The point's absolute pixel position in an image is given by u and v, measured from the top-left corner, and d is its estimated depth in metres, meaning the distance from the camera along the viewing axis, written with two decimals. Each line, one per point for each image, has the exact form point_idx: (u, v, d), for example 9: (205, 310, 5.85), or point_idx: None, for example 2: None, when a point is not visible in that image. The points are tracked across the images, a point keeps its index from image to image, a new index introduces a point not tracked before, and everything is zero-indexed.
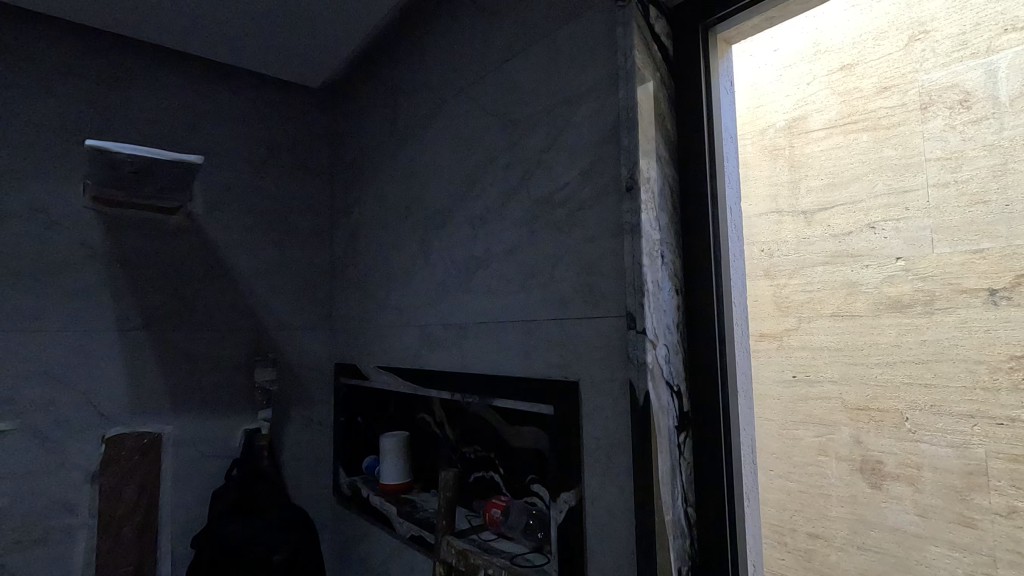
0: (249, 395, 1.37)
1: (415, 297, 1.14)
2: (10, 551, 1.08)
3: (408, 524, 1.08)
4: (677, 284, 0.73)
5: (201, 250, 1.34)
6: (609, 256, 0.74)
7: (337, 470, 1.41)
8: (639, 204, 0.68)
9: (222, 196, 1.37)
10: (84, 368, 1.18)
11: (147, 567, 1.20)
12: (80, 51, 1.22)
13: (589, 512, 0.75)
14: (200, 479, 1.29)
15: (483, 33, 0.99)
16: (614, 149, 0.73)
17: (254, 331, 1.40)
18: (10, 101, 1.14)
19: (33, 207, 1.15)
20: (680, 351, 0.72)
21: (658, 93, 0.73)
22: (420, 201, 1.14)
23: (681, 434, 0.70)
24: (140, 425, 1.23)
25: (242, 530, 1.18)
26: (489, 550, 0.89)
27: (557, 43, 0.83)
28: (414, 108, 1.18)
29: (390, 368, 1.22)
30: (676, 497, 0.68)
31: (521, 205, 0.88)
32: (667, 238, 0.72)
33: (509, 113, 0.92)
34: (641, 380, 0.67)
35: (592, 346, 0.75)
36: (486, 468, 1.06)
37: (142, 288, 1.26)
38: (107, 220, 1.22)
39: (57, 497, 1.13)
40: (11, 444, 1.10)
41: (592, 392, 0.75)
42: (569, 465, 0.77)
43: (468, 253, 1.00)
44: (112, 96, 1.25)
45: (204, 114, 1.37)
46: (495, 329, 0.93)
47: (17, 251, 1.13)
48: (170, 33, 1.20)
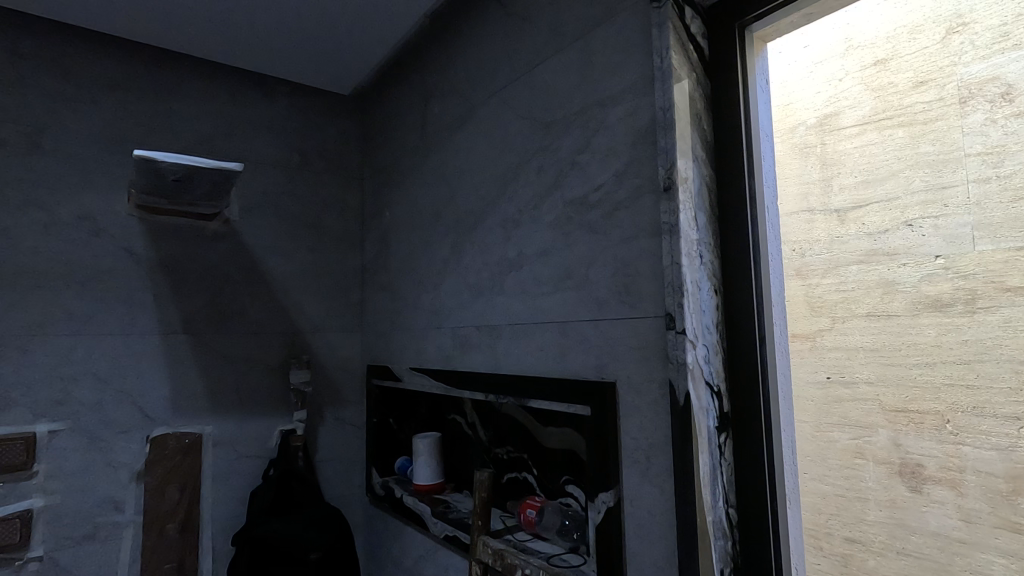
0: (284, 396, 1.41)
1: (448, 298, 1.16)
2: (62, 547, 1.12)
3: (443, 524, 1.09)
4: (715, 284, 0.73)
5: (238, 254, 1.38)
6: (646, 256, 0.74)
7: (370, 470, 1.43)
8: (677, 204, 0.68)
9: (257, 202, 1.41)
10: (130, 370, 1.22)
11: (189, 563, 1.24)
12: (125, 65, 1.27)
13: (628, 512, 0.75)
14: (238, 478, 1.32)
15: (514, 38, 1.00)
16: (651, 149, 0.74)
17: (288, 333, 1.43)
18: (61, 114, 1.19)
19: (83, 215, 1.19)
20: (719, 351, 0.72)
21: (694, 93, 0.73)
22: (452, 204, 1.16)
23: (721, 434, 0.70)
24: (182, 425, 1.27)
25: (281, 529, 1.20)
26: (526, 550, 0.89)
27: (590, 45, 0.84)
28: (445, 113, 1.20)
29: (422, 369, 1.23)
30: (717, 498, 0.68)
31: (555, 207, 0.89)
32: (706, 238, 0.72)
33: (542, 116, 0.93)
34: (681, 380, 0.67)
35: (630, 346, 0.75)
36: (519, 468, 1.07)
37: (183, 292, 1.30)
38: (151, 227, 1.27)
39: (104, 495, 1.17)
40: (63, 443, 1.14)
41: (629, 392, 0.75)
42: (607, 464, 0.77)
43: (501, 254, 1.01)
44: (155, 107, 1.30)
45: (240, 122, 1.41)
46: (530, 331, 0.93)
47: (67, 257, 1.17)
48: (210, 45, 1.24)
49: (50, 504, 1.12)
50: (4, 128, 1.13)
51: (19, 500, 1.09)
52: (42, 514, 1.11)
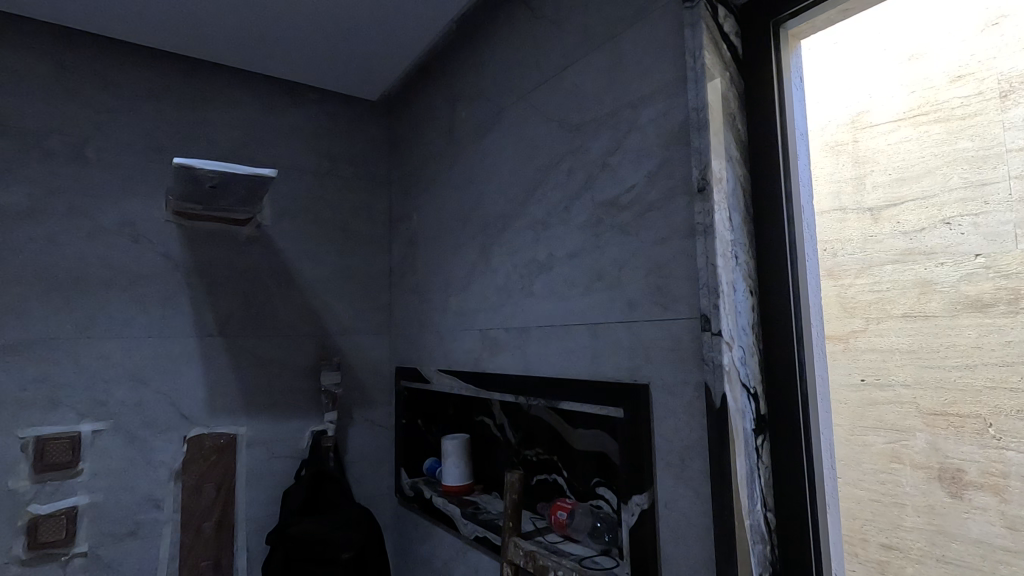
0: (316, 398, 1.43)
1: (476, 301, 1.17)
2: (105, 543, 1.16)
3: (472, 525, 1.10)
4: (751, 285, 0.72)
5: (270, 258, 1.41)
6: (680, 257, 0.73)
7: (399, 471, 1.44)
8: (711, 205, 0.68)
9: (288, 207, 1.44)
10: (168, 371, 1.26)
11: (224, 561, 1.26)
12: (161, 75, 1.31)
13: (663, 514, 0.74)
14: (271, 478, 1.35)
15: (543, 41, 1.00)
16: (684, 149, 0.73)
17: (319, 336, 1.46)
18: (101, 124, 1.23)
19: (123, 222, 1.23)
20: (756, 353, 0.71)
21: (727, 92, 0.73)
22: (480, 207, 1.17)
23: (758, 436, 0.69)
24: (217, 425, 1.30)
25: (313, 528, 1.21)
26: (557, 552, 0.89)
27: (621, 46, 0.84)
28: (473, 117, 1.21)
29: (451, 371, 1.24)
30: (755, 502, 0.67)
31: (586, 209, 0.89)
32: (741, 238, 0.71)
33: (572, 118, 0.93)
34: (717, 382, 0.66)
35: (663, 348, 0.75)
36: (549, 470, 1.07)
37: (218, 296, 1.33)
38: (188, 232, 1.30)
39: (144, 493, 1.20)
40: (106, 442, 1.18)
41: (663, 393, 0.75)
42: (641, 467, 0.76)
43: (531, 257, 1.01)
44: (191, 116, 1.34)
45: (272, 129, 1.44)
46: (560, 333, 0.93)
47: (108, 262, 1.21)
48: (243, 54, 1.26)
49: (93, 501, 1.15)
50: (50, 138, 1.18)
51: (65, 497, 1.13)
52: (87, 510, 1.15)
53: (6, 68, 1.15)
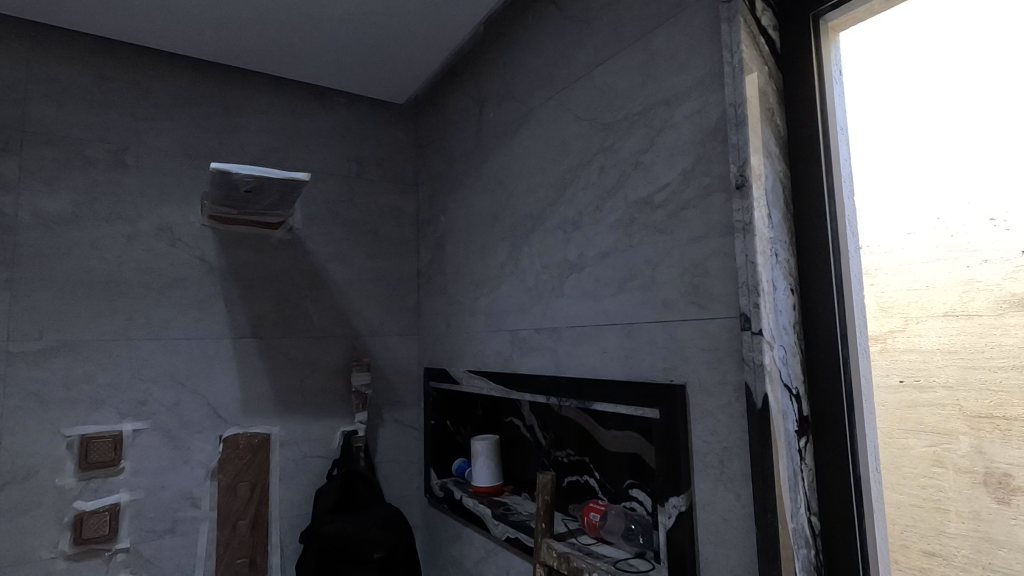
0: (347, 398, 1.45)
1: (506, 302, 1.17)
2: (146, 540, 1.19)
3: (504, 526, 1.09)
4: (792, 283, 0.70)
5: (302, 261, 1.43)
6: (717, 255, 0.72)
7: (428, 470, 1.45)
8: (751, 202, 0.67)
9: (319, 210, 1.46)
10: (204, 373, 1.28)
11: (259, 559, 1.29)
12: (196, 84, 1.34)
13: (701, 516, 0.73)
14: (304, 477, 1.37)
15: (573, 41, 1.00)
16: (721, 146, 0.72)
17: (349, 337, 1.47)
18: (141, 133, 1.26)
19: (162, 226, 1.27)
20: (798, 353, 0.69)
21: (766, 87, 0.71)
22: (508, 208, 1.17)
23: (801, 438, 0.68)
24: (252, 426, 1.32)
25: (346, 527, 1.22)
26: (591, 554, 0.88)
27: (653, 44, 0.83)
28: (502, 118, 1.21)
29: (480, 372, 1.24)
30: (798, 506, 0.65)
31: (618, 208, 0.89)
32: (781, 236, 0.70)
33: (604, 117, 0.92)
34: (758, 382, 0.65)
35: (700, 348, 0.74)
36: (581, 472, 1.06)
37: (251, 298, 1.35)
38: (222, 236, 1.33)
39: (182, 491, 1.23)
40: (146, 441, 1.21)
41: (701, 393, 0.74)
42: (678, 468, 0.75)
43: (562, 258, 1.01)
44: (224, 123, 1.37)
45: (303, 134, 1.47)
46: (593, 334, 0.93)
47: (147, 266, 1.24)
48: (274, 61, 1.29)
49: (134, 499, 1.18)
50: (93, 146, 1.21)
51: (108, 494, 1.16)
52: (129, 508, 1.18)
53: (53, 80, 1.19)
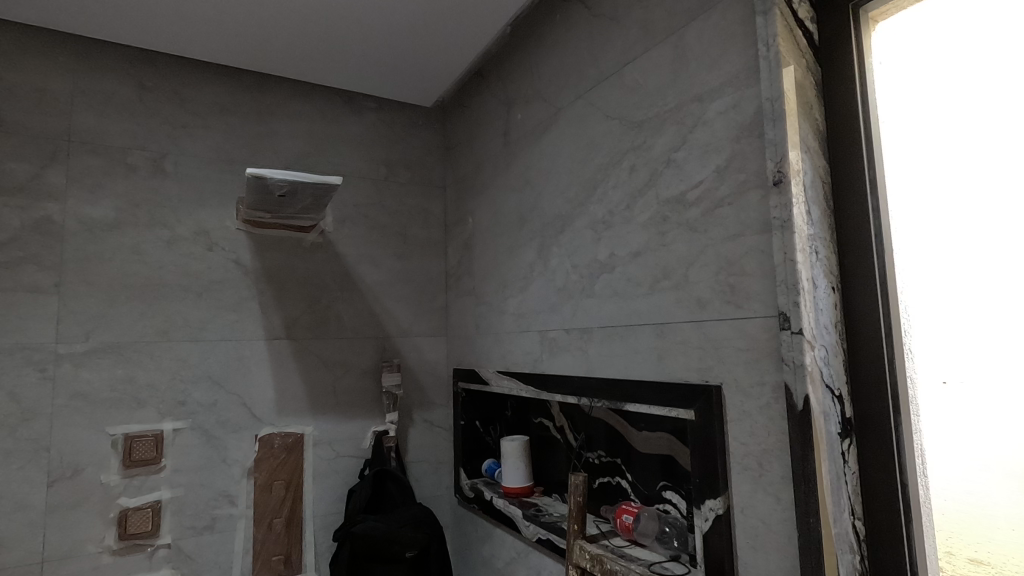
0: (377, 398, 1.46)
1: (535, 303, 1.17)
2: (187, 536, 1.22)
3: (535, 527, 1.09)
4: (833, 281, 0.69)
5: (333, 264, 1.45)
6: (753, 253, 0.71)
7: (458, 471, 1.46)
8: (789, 198, 0.65)
9: (349, 212, 1.48)
10: (240, 373, 1.31)
11: (294, 556, 1.31)
12: (231, 92, 1.37)
13: (739, 520, 0.72)
14: (337, 476, 1.39)
15: (601, 40, 1.00)
16: (757, 142, 0.71)
17: (379, 338, 1.49)
18: (179, 141, 1.30)
19: (199, 231, 1.30)
20: (840, 353, 0.68)
21: (804, 79, 0.70)
22: (537, 209, 1.17)
23: (845, 440, 0.66)
24: (286, 425, 1.35)
25: (378, 527, 1.23)
26: (624, 557, 0.87)
27: (685, 40, 0.82)
28: (529, 119, 1.21)
29: (510, 373, 1.24)
30: (842, 509, 0.64)
31: (650, 207, 0.88)
32: (821, 232, 0.68)
33: (634, 115, 0.92)
34: (799, 383, 0.63)
35: (737, 348, 0.73)
36: (613, 474, 1.05)
37: (284, 300, 1.38)
38: (256, 239, 1.36)
39: (220, 489, 1.26)
40: (185, 440, 1.24)
41: (737, 394, 0.72)
42: (714, 471, 0.74)
43: (592, 257, 1.00)
44: (258, 128, 1.40)
45: (333, 139, 1.49)
46: (625, 334, 0.92)
47: (185, 270, 1.28)
48: (305, 68, 1.31)
49: (175, 496, 1.22)
50: (134, 154, 1.26)
51: (150, 491, 1.20)
52: (170, 504, 1.21)
53: (96, 91, 1.24)
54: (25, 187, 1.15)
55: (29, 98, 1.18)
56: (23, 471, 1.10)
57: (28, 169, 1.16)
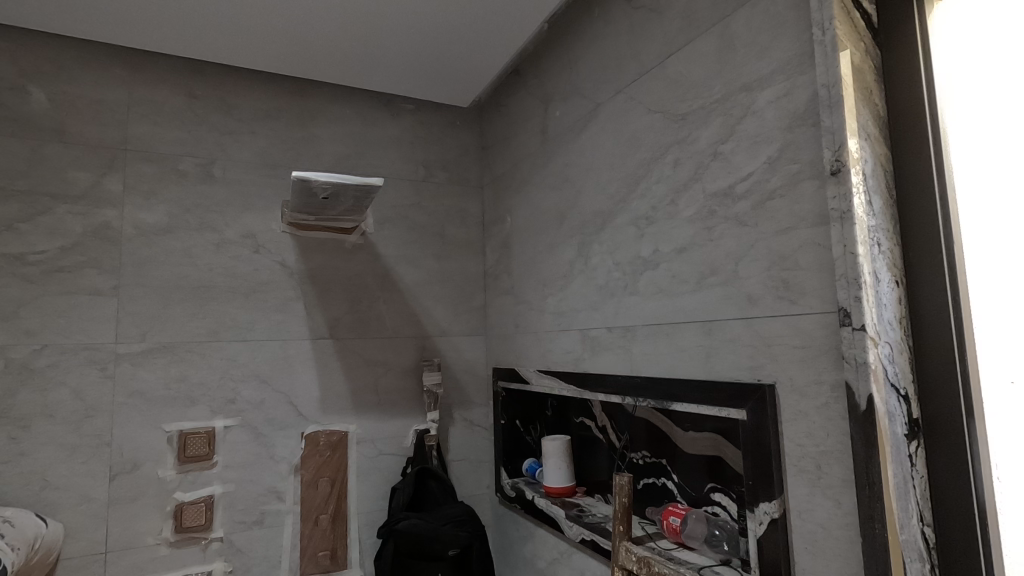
0: (418, 397, 1.48)
1: (575, 300, 1.16)
2: (237, 530, 1.26)
3: (578, 528, 1.08)
4: (897, 275, 0.65)
5: (374, 265, 1.47)
6: (808, 247, 0.68)
7: (499, 470, 1.46)
8: (849, 188, 0.62)
9: (388, 213, 1.50)
10: (286, 372, 1.35)
11: (340, 552, 1.34)
12: (275, 98, 1.41)
13: (796, 525, 0.69)
14: (379, 474, 1.41)
15: (642, 32, 0.98)
16: (812, 130, 0.68)
17: (419, 337, 1.50)
18: (226, 147, 1.34)
19: (246, 234, 1.34)
20: (905, 350, 0.64)
21: (863, 64, 0.67)
22: (576, 206, 1.16)
23: (912, 442, 0.62)
24: (330, 423, 1.38)
25: (421, 524, 1.24)
26: (672, 559, 0.85)
27: (732, 29, 0.80)
28: (568, 115, 1.20)
29: (550, 372, 1.23)
30: (910, 515, 0.60)
31: (695, 201, 0.85)
32: (883, 223, 0.65)
33: (677, 108, 0.89)
34: (861, 382, 0.60)
35: (791, 346, 0.70)
36: (658, 475, 1.03)
37: (327, 300, 1.41)
38: (300, 242, 1.39)
39: (269, 485, 1.30)
40: (235, 437, 1.28)
41: (792, 393, 0.70)
42: (768, 473, 0.71)
43: (634, 254, 0.98)
44: (301, 133, 1.43)
45: (373, 141, 1.51)
46: (670, 332, 0.90)
47: (233, 272, 1.32)
48: (345, 72, 1.33)
49: (226, 491, 1.26)
50: (185, 161, 1.30)
51: (203, 486, 1.24)
52: (221, 499, 1.25)
53: (150, 101, 1.29)
54: (85, 195, 1.21)
55: (88, 110, 1.23)
56: (87, 466, 1.16)
57: (88, 177, 1.22)
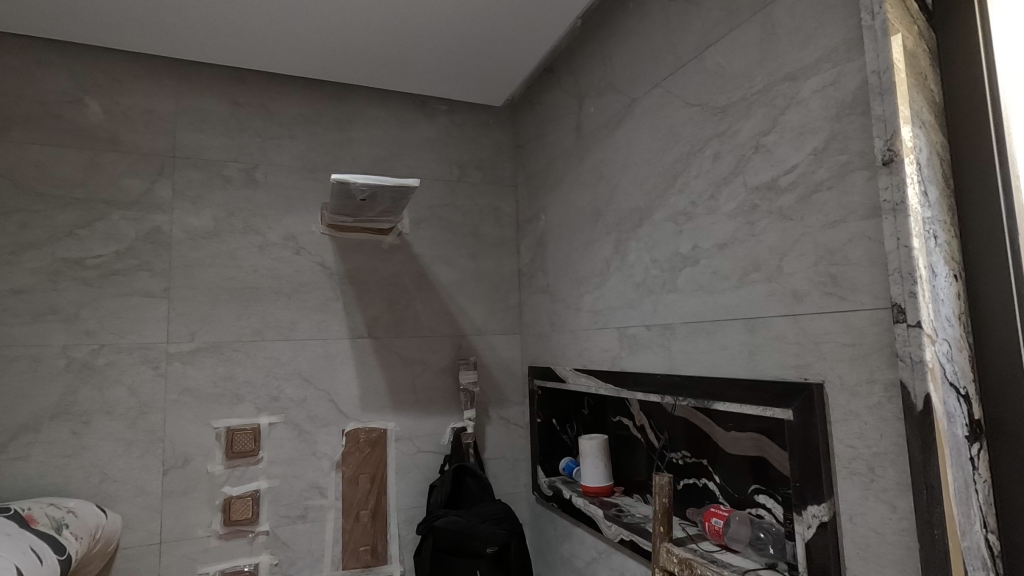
0: (455, 395, 1.49)
1: (612, 298, 1.14)
2: (282, 524, 1.30)
3: (617, 528, 1.07)
4: (956, 269, 0.62)
5: (410, 265, 1.49)
6: (859, 241, 0.66)
7: (536, 469, 1.45)
8: (902, 179, 0.59)
9: (424, 214, 1.52)
10: (327, 371, 1.38)
11: (380, 547, 1.36)
12: (313, 103, 1.44)
13: (847, 528, 0.67)
14: (418, 471, 1.43)
15: (679, 24, 0.96)
16: (862, 119, 0.65)
17: (455, 336, 1.52)
18: (268, 152, 1.38)
19: (287, 236, 1.38)
20: (966, 348, 0.61)
21: (917, 48, 0.64)
22: (612, 202, 1.14)
23: (973, 444, 0.59)
24: (370, 421, 1.40)
25: (459, 522, 1.25)
26: (715, 562, 0.83)
27: (774, 17, 0.77)
28: (602, 111, 1.19)
29: (587, 371, 1.22)
30: (972, 520, 0.57)
31: (737, 195, 0.83)
32: (940, 215, 0.62)
33: (717, 100, 0.87)
34: (917, 380, 0.58)
35: (841, 343, 0.67)
36: (699, 475, 1.01)
37: (366, 300, 1.43)
38: (339, 243, 1.42)
39: (311, 481, 1.33)
40: (279, 434, 1.31)
41: (842, 393, 0.67)
42: (817, 475, 0.69)
43: (673, 250, 0.97)
44: (338, 136, 1.46)
45: (408, 142, 1.53)
46: (711, 329, 0.88)
47: (276, 274, 1.36)
48: (380, 76, 1.35)
49: (271, 486, 1.30)
50: (229, 166, 1.34)
51: (250, 481, 1.28)
52: (267, 494, 1.29)
53: (196, 109, 1.33)
54: (138, 201, 1.26)
55: (139, 120, 1.29)
56: (143, 460, 1.21)
57: (140, 184, 1.27)
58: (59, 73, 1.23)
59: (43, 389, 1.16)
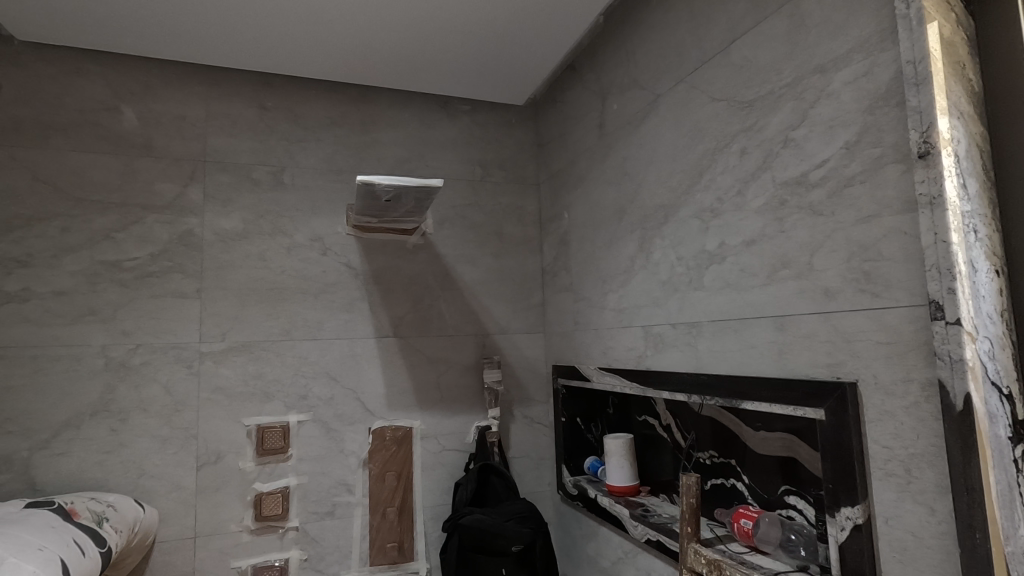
0: (479, 394, 1.50)
1: (637, 296, 1.14)
2: (311, 520, 1.32)
3: (643, 528, 1.06)
4: (997, 264, 0.60)
5: (434, 264, 1.50)
6: (893, 236, 0.64)
7: (560, 468, 1.45)
8: (940, 172, 0.58)
9: (447, 213, 1.53)
10: (354, 370, 1.40)
11: (406, 544, 1.38)
12: (338, 105, 1.46)
13: (882, 531, 0.65)
14: (443, 469, 1.44)
15: (704, 18, 0.95)
16: (897, 111, 0.63)
17: (479, 335, 1.52)
18: (294, 155, 1.41)
19: (314, 237, 1.40)
20: (1008, 346, 0.59)
21: (955, 37, 0.62)
22: (637, 199, 1.14)
23: (1017, 446, 0.57)
24: (395, 419, 1.42)
25: (484, 519, 1.25)
26: (744, 564, 0.82)
27: (803, 8, 0.76)
28: (626, 108, 1.18)
29: (612, 369, 1.21)
30: (1017, 524, 0.55)
31: (765, 191, 0.82)
32: (980, 208, 0.60)
33: (743, 94, 0.86)
34: (956, 380, 0.56)
35: (875, 342, 0.66)
36: (727, 475, 0.99)
37: (391, 300, 1.45)
38: (364, 243, 1.44)
39: (339, 478, 1.35)
40: (308, 432, 1.34)
41: (877, 392, 0.66)
42: (850, 476, 0.67)
43: (699, 247, 0.96)
44: (363, 138, 1.48)
45: (431, 143, 1.54)
46: (738, 328, 0.87)
47: (303, 274, 1.38)
48: (403, 78, 1.36)
49: (301, 482, 1.32)
50: (257, 169, 1.37)
51: (280, 477, 1.31)
52: (296, 490, 1.32)
53: (225, 114, 1.37)
54: (171, 205, 1.30)
55: (172, 126, 1.32)
56: (177, 456, 1.24)
57: (173, 188, 1.31)
58: (96, 82, 1.28)
59: (83, 387, 1.20)
